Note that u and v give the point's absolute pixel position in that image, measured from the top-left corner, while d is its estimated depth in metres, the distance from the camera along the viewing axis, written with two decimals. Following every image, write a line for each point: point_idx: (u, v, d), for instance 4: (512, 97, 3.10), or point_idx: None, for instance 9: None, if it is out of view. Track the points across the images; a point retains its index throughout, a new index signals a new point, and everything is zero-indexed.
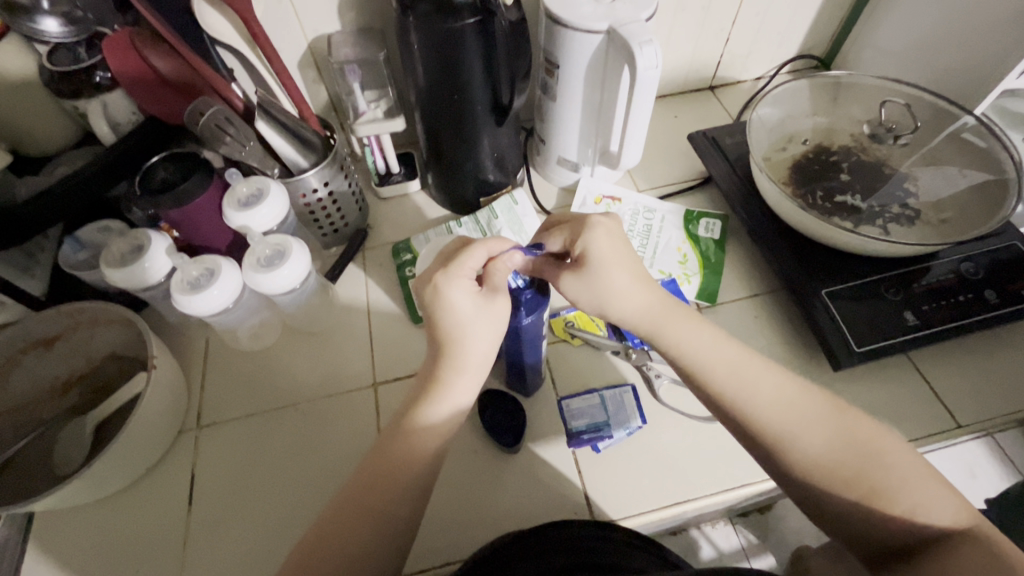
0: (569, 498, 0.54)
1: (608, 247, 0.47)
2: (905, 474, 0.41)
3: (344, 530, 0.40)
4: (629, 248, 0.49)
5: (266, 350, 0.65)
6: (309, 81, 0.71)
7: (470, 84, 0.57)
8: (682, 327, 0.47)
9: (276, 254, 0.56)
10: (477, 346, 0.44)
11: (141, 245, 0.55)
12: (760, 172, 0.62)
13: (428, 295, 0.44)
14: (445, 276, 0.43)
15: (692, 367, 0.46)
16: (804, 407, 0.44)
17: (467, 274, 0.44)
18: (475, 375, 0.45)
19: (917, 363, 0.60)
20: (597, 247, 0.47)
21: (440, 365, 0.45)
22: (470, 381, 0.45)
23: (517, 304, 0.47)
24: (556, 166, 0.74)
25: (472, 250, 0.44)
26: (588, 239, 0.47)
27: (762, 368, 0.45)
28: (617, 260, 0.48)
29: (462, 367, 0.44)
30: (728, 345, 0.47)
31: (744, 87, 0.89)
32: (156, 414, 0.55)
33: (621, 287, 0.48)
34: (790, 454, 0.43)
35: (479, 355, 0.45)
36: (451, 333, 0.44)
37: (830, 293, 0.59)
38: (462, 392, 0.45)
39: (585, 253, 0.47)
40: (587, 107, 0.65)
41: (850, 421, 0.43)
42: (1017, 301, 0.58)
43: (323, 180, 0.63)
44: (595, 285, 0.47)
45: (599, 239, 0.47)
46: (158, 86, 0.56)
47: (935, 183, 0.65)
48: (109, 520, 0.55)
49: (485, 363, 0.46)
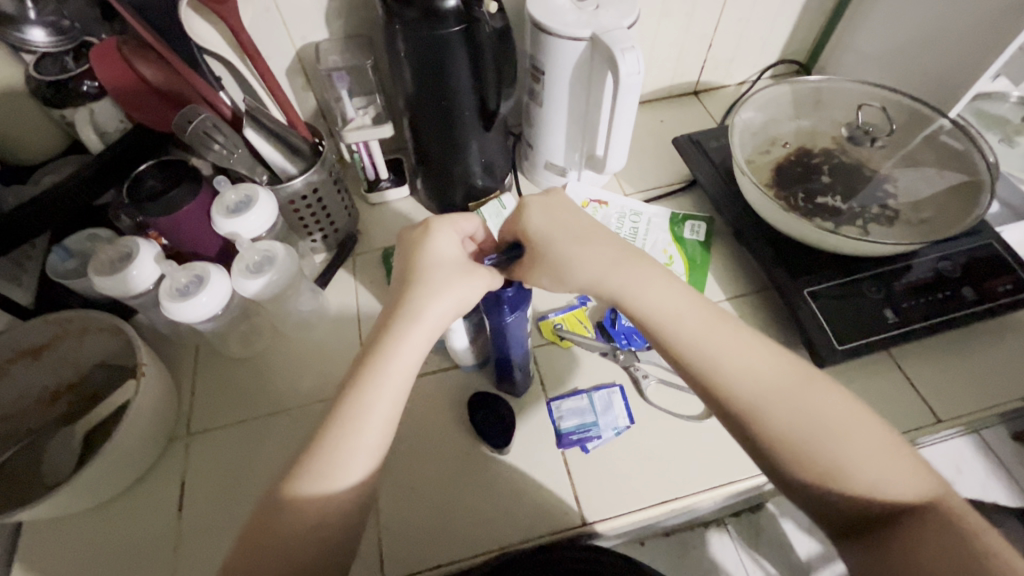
0: (560, 500, 0.55)
1: (545, 219, 0.51)
2: (886, 464, 0.42)
3: (319, 529, 0.39)
4: (576, 222, 0.52)
5: (257, 356, 0.65)
6: (298, 89, 0.71)
7: (458, 91, 0.58)
8: (652, 293, 0.48)
9: (265, 261, 0.56)
10: (439, 303, 0.45)
11: (129, 252, 0.55)
12: (743, 175, 0.63)
13: (418, 235, 0.49)
14: (439, 222, 0.50)
15: (663, 326, 0.47)
16: (772, 368, 0.44)
17: (457, 228, 0.51)
18: (428, 333, 0.45)
19: (898, 359, 0.61)
20: (535, 222, 0.51)
21: (396, 318, 0.45)
22: (421, 337, 0.45)
23: (499, 301, 0.49)
24: (544, 170, 0.75)
25: (470, 218, 0.52)
26: (526, 218, 0.51)
27: (729, 330, 0.46)
28: (563, 233, 0.50)
29: (418, 320, 0.45)
30: (697, 311, 0.47)
31: (728, 91, 0.90)
32: (146, 421, 0.54)
33: (574, 254, 0.49)
34: (774, 449, 0.43)
35: (438, 312, 0.45)
36: (421, 278, 0.46)
37: (812, 292, 0.60)
38: (411, 344, 0.44)
39: (526, 233, 0.51)
40: (574, 112, 0.66)
41: (828, 398, 0.43)
42: (993, 299, 0.59)
43: (311, 186, 0.63)
44: (545, 255, 0.49)
45: (535, 215, 0.51)
46: (145, 94, 0.56)
47: (913, 183, 0.66)
48: (100, 530, 0.55)
49: (437, 328, 0.46)
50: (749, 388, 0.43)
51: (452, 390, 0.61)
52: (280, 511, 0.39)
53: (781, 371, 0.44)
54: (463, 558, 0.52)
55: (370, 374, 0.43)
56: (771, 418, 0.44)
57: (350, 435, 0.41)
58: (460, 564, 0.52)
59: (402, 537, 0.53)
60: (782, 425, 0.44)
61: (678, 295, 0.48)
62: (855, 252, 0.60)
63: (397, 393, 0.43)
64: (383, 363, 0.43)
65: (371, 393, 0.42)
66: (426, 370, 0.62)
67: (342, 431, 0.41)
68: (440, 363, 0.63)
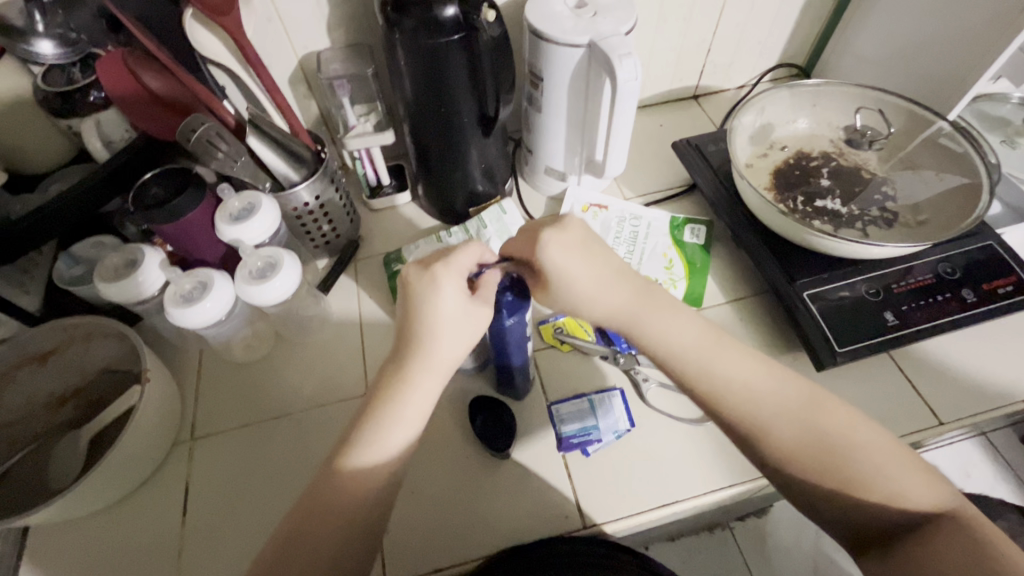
0: (560, 502, 0.55)
1: (565, 258, 0.47)
2: (885, 465, 0.42)
3: (315, 533, 0.40)
4: (591, 253, 0.48)
5: (261, 361, 0.66)
6: (300, 97, 0.72)
7: (457, 98, 0.59)
8: (662, 324, 0.48)
9: (268, 267, 0.57)
10: (449, 346, 0.46)
11: (134, 259, 0.56)
12: (741, 179, 0.63)
13: (422, 286, 0.45)
14: (445, 272, 0.45)
15: (673, 356, 0.47)
16: (778, 400, 0.45)
17: (462, 271, 0.46)
18: (441, 377, 0.46)
19: (898, 361, 0.61)
20: (552, 262, 0.47)
21: (409, 361, 0.45)
22: (434, 383, 0.46)
23: (498, 305, 0.48)
24: (544, 175, 0.76)
25: (469, 250, 0.46)
26: (543, 259, 0.47)
27: (737, 357, 0.46)
28: (577, 267, 0.47)
29: (429, 369, 0.45)
30: (704, 338, 0.47)
31: (727, 95, 0.91)
32: (151, 425, 0.55)
33: (587, 291, 0.48)
34: (766, 445, 0.44)
35: (449, 357, 0.46)
36: (429, 332, 0.45)
37: (811, 295, 0.60)
38: (426, 392, 0.45)
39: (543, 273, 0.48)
40: (572, 118, 0.66)
41: (818, 416, 0.44)
42: (993, 300, 0.59)
43: (314, 193, 0.64)
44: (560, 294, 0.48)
45: (553, 253, 0.47)
46: (150, 104, 0.58)
47: (912, 186, 0.67)
48: (106, 533, 0.55)
49: (451, 363, 0.47)
50: (744, 392, 0.45)
51: (453, 393, 0.62)
52: (294, 533, 0.40)
53: (783, 382, 0.45)
54: (462, 561, 0.52)
55: (384, 423, 0.44)
56: (772, 413, 0.44)
57: (351, 457, 0.42)
58: (461, 567, 0.52)
59: (404, 539, 0.53)
60: (779, 424, 0.44)
61: (690, 324, 0.48)
62: (848, 253, 0.60)
63: (413, 433, 0.45)
64: (396, 411, 0.44)
65: (383, 436, 0.43)
66: None
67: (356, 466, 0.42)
68: None
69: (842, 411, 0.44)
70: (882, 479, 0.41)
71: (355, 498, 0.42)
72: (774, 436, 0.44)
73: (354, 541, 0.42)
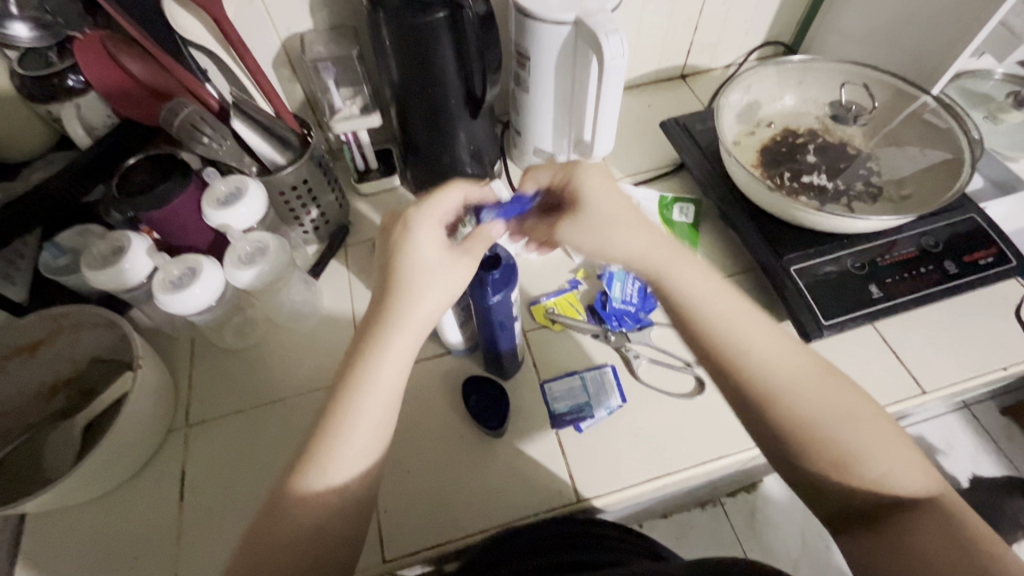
0: (553, 478, 0.56)
1: (598, 187, 0.49)
2: (871, 431, 0.43)
3: (297, 507, 0.40)
4: (619, 197, 0.50)
5: (253, 348, 0.65)
6: (284, 80, 0.71)
7: (444, 78, 0.58)
8: (688, 276, 0.46)
9: (257, 251, 0.57)
10: (426, 302, 0.43)
11: (121, 246, 0.56)
12: (729, 156, 0.64)
13: (399, 235, 0.44)
14: (418, 215, 0.44)
15: (697, 311, 0.45)
16: (782, 369, 0.43)
17: (439, 214, 0.45)
18: (417, 335, 0.44)
19: (883, 333, 0.62)
20: (589, 189, 0.49)
21: (382, 323, 0.43)
22: (409, 342, 0.43)
23: (483, 283, 0.47)
24: (533, 157, 0.76)
25: (448, 192, 0.46)
26: (577, 181, 0.49)
27: (762, 326, 0.45)
28: (607, 204, 0.49)
29: (403, 326, 0.43)
30: (729, 298, 0.46)
31: (714, 74, 0.91)
32: (145, 412, 0.55)
33: (615, 225, 0.48)
34: (768, 413, 0.44)
35: (426, 314, 0.43)
36: (403, 285, 0.43)
37: (799, 270, 0.61)
38: (401, 352, 0.43)
39: (576, 193, 0.49)
40: (560, 98, 0.66)
41: (807, 386, 0.43)
42: (974, 272, 0.60)
43: (301, 177, 0.64)
44: (588, 227, 0.48)
45: (589, 181, 0.49)
46: (132, 87, 0.56)
47: (896, 161, 0.67)
48: (102, 519, 0.55)
49: (428, 323, 0.44)
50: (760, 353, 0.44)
51: (447, 374, 0.62)
52: (277, 511, 0.40)
53: (799, 356, 0.44)
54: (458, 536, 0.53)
55: (356, 387, 0.41)
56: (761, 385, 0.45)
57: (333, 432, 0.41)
58: (457, 543, 0.53)
59: (401, 518, 0.54)
60: (792, 383, 0.43)
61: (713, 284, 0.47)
62: (831, 229, 0.61)
63: (387, 397, 0.42)
64: (369, 374, 0.42)
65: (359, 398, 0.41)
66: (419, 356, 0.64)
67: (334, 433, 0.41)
68: (433, 349, 0.64)
69: (850, 395, 0.43)
70: (865, 448, 0.42)
71: (339, 466, 0.41)
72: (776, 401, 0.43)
73: (343, 518, 0.41)
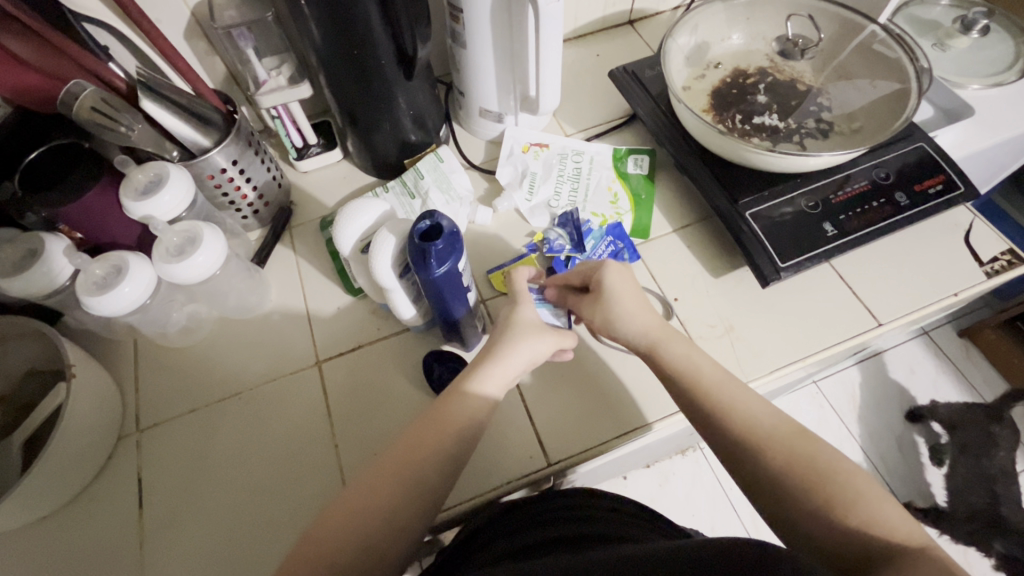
0: (521, 446, 0.56)
1: (619, 280, 0.52)
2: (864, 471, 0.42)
3: (334, 540, 0.41)
4: (636, 293, 0.53)
5: (201, 344, 0.62)
6: (201, 53, 0.66)
7: (369, 39, 0.54)
8: (678, 345, 0.50)
9: (186, 242, 0.53)
10: (521, 357, 0.50)
11: (35, 249, 0.52)
12: (679, 103, 0.61)
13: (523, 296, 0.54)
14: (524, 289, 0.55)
15: (727, 387, 0.47)
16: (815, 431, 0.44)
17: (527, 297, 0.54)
18: (504, 379, 0.49)
19: (838, 270, 0.63)
20: (611, 281, 0.52)
21: (473, 371, 0.49)
22: (497, 384, 0.49)
23: (426, 255, 0.44)
24: (479, 118, 0.72)
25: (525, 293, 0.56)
26: (603, 274, 0.53)
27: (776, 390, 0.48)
28: (626, 299, 0.52)
29: (496, 365, 0.49)
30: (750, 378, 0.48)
31: (663, 17, 0.87)
32: (85, 424, 0.53)
33: (626, 308, 0.52)
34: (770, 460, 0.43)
35: (517, 363, 0.50)
36: (500, 342, 0.51)
37: (754, 215, 0.60)
38: (487, 387, 0.48)
39: (601, 284, 0.53)
40: (499, 53, 0.63)
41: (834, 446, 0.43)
42: (924, 202, 0.60)
43: (231, 158, 0.59)
44: (607, 308, 0.52)
45: (612, 277, 0.52)
46: (25, 73, 0.49)
47: (847, 95, 0.66)
48: (61, 537, 0.53)
49: (514, 375, 0.50)
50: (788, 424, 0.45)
51: (408, 351, 0.61)
52: (309, 549, 0.41)
53: None
54: (451, 505, 0.53)
55: (421, 441, 0.45)
56: (767, 429, 0.44)
57: (386, 486, 0.44)
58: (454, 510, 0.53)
59: None
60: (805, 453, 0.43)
61: None
62: (782, 169, 0.60)
63: (442, 458, 0.46)
64: (432, 433, 0.46)
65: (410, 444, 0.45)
66: (378, 336, 0.62)
67: (390, 485, 0.44)
68: (391, 327, 0.62)
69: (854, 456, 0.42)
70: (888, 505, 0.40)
71: (377, 505, 0.43)
72: (768, 420, 0.45)
73: (368, 551, 0.41)
